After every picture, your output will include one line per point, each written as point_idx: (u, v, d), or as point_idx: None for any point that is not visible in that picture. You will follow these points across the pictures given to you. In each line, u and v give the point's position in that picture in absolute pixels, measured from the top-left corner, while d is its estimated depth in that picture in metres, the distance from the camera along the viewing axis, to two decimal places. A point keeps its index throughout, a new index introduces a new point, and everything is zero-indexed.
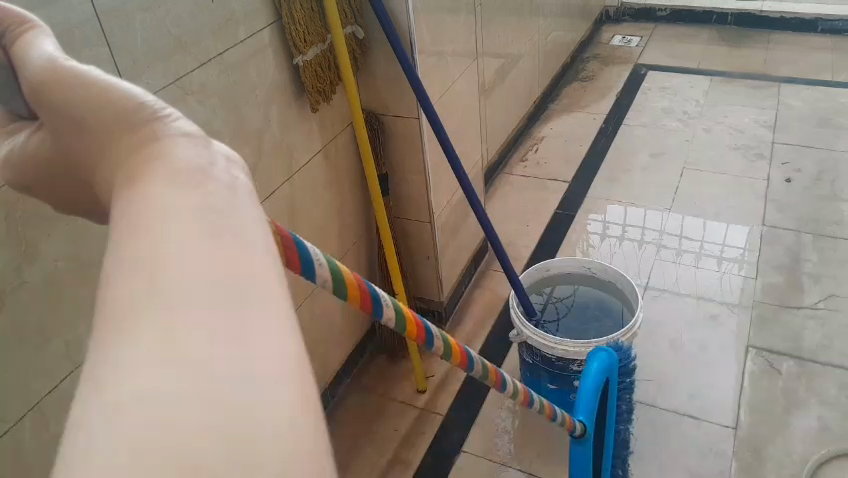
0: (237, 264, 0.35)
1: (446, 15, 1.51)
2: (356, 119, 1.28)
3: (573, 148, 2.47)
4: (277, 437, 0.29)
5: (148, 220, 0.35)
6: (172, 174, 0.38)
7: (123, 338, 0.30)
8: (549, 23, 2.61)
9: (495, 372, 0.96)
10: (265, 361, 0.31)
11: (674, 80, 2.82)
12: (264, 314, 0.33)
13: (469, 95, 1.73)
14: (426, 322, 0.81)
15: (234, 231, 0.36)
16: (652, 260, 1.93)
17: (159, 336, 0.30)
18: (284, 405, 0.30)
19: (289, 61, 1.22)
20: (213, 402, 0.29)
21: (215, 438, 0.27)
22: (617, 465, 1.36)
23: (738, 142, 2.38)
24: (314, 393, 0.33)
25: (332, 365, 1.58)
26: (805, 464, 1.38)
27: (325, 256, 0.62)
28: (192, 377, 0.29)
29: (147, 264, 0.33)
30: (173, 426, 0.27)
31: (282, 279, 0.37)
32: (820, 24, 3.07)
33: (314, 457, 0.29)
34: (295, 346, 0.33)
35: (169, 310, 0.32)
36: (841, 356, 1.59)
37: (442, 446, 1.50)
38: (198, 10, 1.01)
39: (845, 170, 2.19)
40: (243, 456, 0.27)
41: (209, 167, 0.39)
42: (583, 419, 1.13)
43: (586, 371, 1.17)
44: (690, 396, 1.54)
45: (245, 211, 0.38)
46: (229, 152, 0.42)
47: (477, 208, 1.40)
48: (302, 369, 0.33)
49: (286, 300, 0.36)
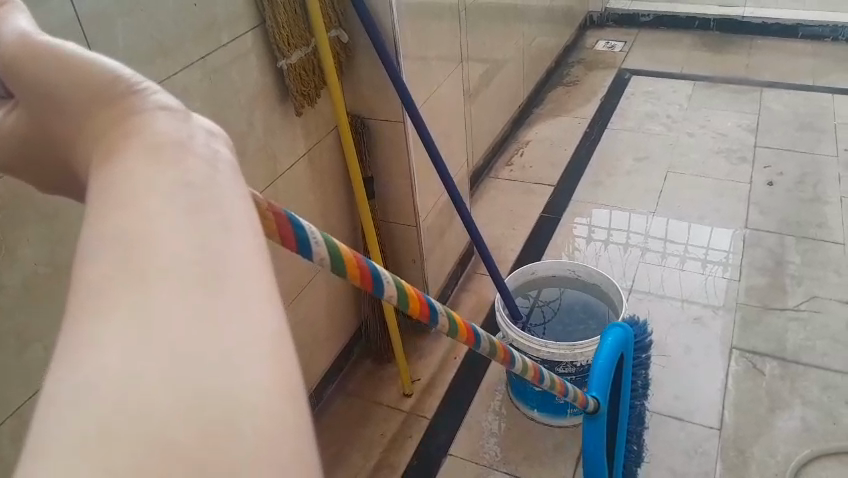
0: (216, 241, 0.34)
1: (430, 19, 1.51)
2: (341, 123, 1.28)
3: (558, 151, 2.48)
4: (254, 417, 0.29)
5: (126, 198, 0.35)
6: (151, 148, 0.37)
7: (100, 317, 0.30)
8: (534, 29, 2.63)
9: (503, 349, 0.96)
10: (242, 339, 0.31)
11: (658, 85, 2.84)
12: (243, 289, 0.33)
13: (455, 99, 1.74)
14: (430, 298, 0.80)
15: (215, 208, 0.36)
16: (637, 263, 1.94)
17: (135, 313, 0.30)
18: (262, 384, 0.30)
19: (273, 64, 1.21)
20: (187, 381, 0.28)
21: (189, 418, 0.27)
22: (632, 441, 1.34)
23: (721, 146, 2.40)
24: (296, 371, 0.33)
25: (318, 369, 1.57)
26: (789, 464, 1.39)
27: (322, 234, 0.61)
28: (168, 355, 0.29)
29: (126, 241, 0.33)
30: (146, 408, 0.27)
31: (265, 255, 0.37)
32: (802, 29, 3.10)
33: (292, 435, 0.29)
34: (276, 322, 0.33)
35: (146, 288, 0.31)
36: (823, 357, 1.61)
37: (427, 450, 1.50)
38: (181, 13, 1.01)
39: (826, 173, 2.22)
40: (218, 436, 0.27)
41: (188, 141, 0.39)
42: (597, 394, 1.14)
43: (602, 344, 1.20)
44: (676, 397, 1.55)
45: (226, 188, 0.38)
46: (210, 126, 0.42)
47: (462, 210, 1.40)
48: (281, 343, 0.32)
49: (267, 275, 0.35)
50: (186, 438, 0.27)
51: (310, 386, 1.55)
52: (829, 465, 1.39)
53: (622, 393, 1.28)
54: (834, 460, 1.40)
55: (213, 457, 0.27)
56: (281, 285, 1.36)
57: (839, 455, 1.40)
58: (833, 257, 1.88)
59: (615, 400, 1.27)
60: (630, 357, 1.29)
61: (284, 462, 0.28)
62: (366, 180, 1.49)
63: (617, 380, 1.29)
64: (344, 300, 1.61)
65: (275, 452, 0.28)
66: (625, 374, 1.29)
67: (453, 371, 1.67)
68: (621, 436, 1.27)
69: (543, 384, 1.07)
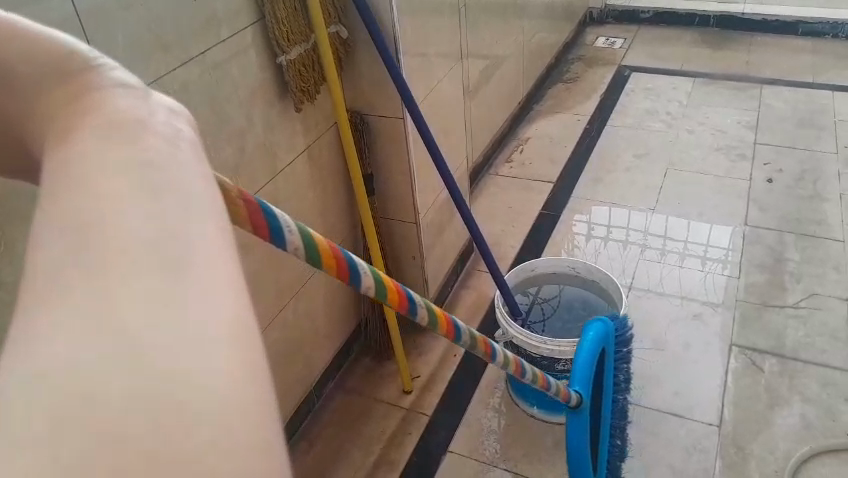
0: (178, 244, 0.27)
1: (430, 16, 1.51)
2: (340, 119, 1.28)
3: (558, 148, 2.48)
4: (221, 437, 0.22)
5: (73, 176, 0.28)
6: (103, 134, 0.30)
7: (32, 324, 0.23)
8: (534, 25, 2.62)
9: (484, 341, 0.94)
10: (209, 344, 0.24)
11: (658, 81, 2.84)
12: (209, 289, 0.26)
13: (454, 96, 1.74)
14: (408, 290, 0.78)
15: (179, 188, 0.29)
16: (636, 260, 1.94)
17: (76, 319, 0.23)
18: (230, 400, 0.23)
19: (272, 60, 1.21)
20: (142, 390, 0.22)
21: (142, 433, 0.21)
22: (615, 436, 1.34)
23: (721, 143, 2.40)
24: (276, 407, 0.25)
25: (318, 366, 1.57)
26: (788, 461, 1.39)
27: (295, 223, 0.58)
28: (118, 363, 0.22)
29: (72, 226, 0.26)
30: (94, 401, 0.21)
31: (236, 250, 0.29)
32: (801, 26, 3.10)
33: (265, 463, 0.22)
34: (250, 330, 0.26)
35: (96, 280, 0.25)
36: (822, 354, 1.61)
37: (427, 446, 1.50)
38: (179, 8, 1.00)
39: (826, 169, 2.22)
40: (181, 448, 0.21)
41: (148, 118, 0.31)
42: (579, 389, 1.14)
43: (583, 338, 1.19)
44: (675, 393, 1.55)
45: (191, 167, 0.31)
46: (174, 104, 0.34)
47: (461, 207, 1.40)
48: (256, 353, 0.25)
49: (241, 273, 0.28)
50: (140, 449, 0.21)
51: (310, 383, 1.55)
52: (828, 462, 1.39)
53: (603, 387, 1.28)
54: (833, 457, 1.40)
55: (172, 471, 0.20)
56: (281, 282, 1.36)
57: (838, 451, 1.40)
58: (833, 254, 1.88)
59: (598, 392, 1.28)
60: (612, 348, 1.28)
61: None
62: (366, 176, 1.49)
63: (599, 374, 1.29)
64: (343, 297, 1.61)
65: None
66: (607, 368, 1.29)
67: (452, 368, 1.67)
68: (604, 430, 1.28)
69: (525, 377, 1.06)
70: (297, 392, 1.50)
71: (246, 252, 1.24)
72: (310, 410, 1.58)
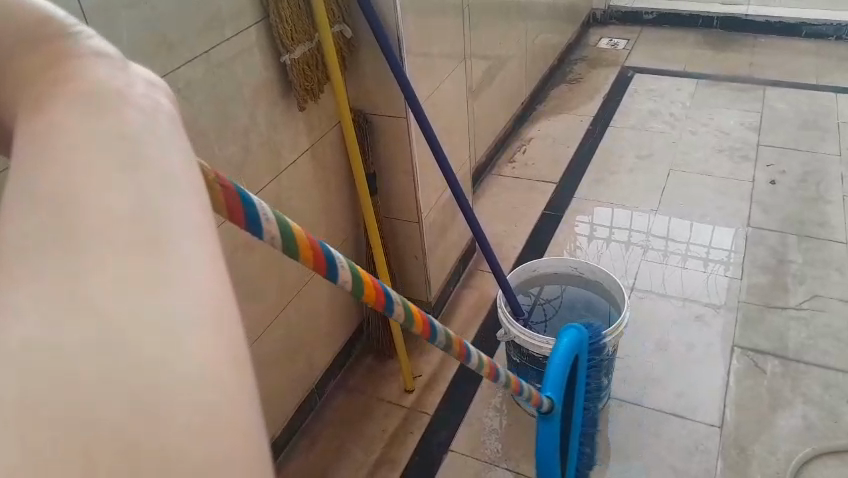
0: (154, 204, 0.29)
1: (433, 16, 1.51)
2: (344, 118, 1.28)
3: (560, 148, 2.48)
4: (194, 388, 0.24)
5: (51, 148, 0.29)
6: (82, 100, 0.31)
7: (13, 283, 0.25)
8: (537, 25, 2.62)
9: (460, 342, 0.93)
10: (179, 302, 0.26)
11: (661, 83, 2.83)
12: (182, 249, 0.28)
13: (457, 96, 1.74)
14: (386, 287, 0.77)
15: (155, 157, 0.31)
16: (638, 261, 1.94)
17: (56, 280, 0.25)
18: (200, 357, 0.24)
19: (276, 59, 1.21)
20: (116, 348, 0.23)
21: (119, 394, 0.23)
22: (584, 443, 1.38)
23: (724, 144, 2.40)
24: (246, 354, 0.27)
25: (320, 365, 1.57)
26: (789, 462, 1.39)
27: (272, 210, 0.58)
28: (90, 324, 0.24)
29: (48, 196, 0.28)
30: (69, 380, 0.22)
31: (209, 213, 0.31)
32: (805, 28, 3.10)
33: (235, 410, 0.24)
34: (219, 285, 0.28)
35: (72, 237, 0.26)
36: (824, 356, 1.61)
37: (428, 445, 1.50)
38: (184, 7, 1.01)
39: (829, 171, 2.21)
40: (153, 415, 0.23)
41: (126, 89, 0.33)
42: (552, 395, 1.13)
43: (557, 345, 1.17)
44: (677, 394, 1.55)
45: (167, 136, 0.32)
46: (150, 77, 0.36)
47: (464, 207, 1.40)
48: (225, 306, 0.27)
49: (214, 234, 0.30)
50: (113, 417, 0.22)
51: (312, 382, 1.55)
52: (831, 464, 1.38)
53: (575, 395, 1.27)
54: (835, 459, 1.39)
55: (145, 442, 0.22)
56: (284, 280, 1.36)
57: (840, 453, 1.40)
58: (836, 256, 1.88)
59: (569, 399, 1.28)
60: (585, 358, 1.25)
61: (228, 444, 0.23)
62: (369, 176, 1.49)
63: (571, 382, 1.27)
64: (346, 296, 1.62)
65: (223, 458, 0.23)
66: (579, 378, 1.27)
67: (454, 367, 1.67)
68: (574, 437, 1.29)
69: (499, 382, 1.06)
70: (299, 391, 1.51)
71: (249, 251, 1.25)
72: (312, 408, 1.58)
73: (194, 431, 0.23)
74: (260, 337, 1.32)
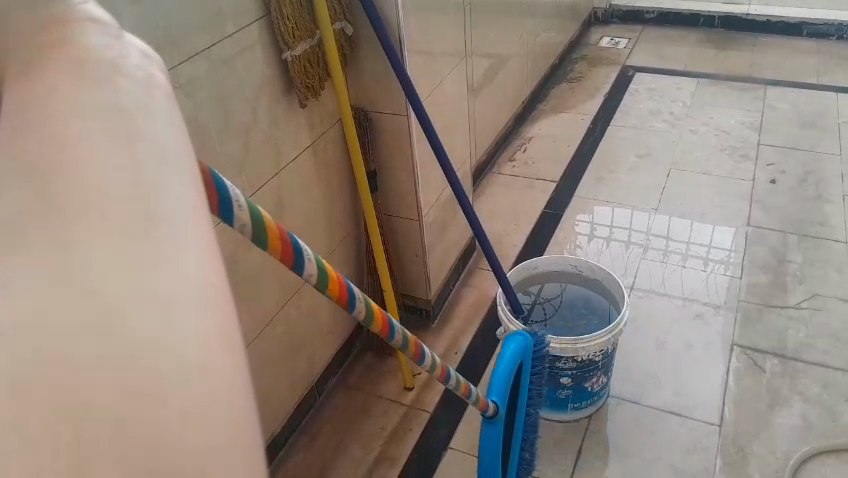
0: (149, 173, 0.31)
1: (434, 13, 1.51)
2: (345, 115, 1.28)
3: (561, 147, 2.48)
4: (188, 379, 0.26)
5: (52, 112, 0.32)
6: (78, 66, 0.34)
7: (19, 239, 0.27)
8: (538, 24, 2.62)
9: (416, 344, 0.94)
10: (173, 282, 0.28)
11: (661, 82, 2.83)
12: (175, 227, 0.30)
13: (458, 95, 1.74)
14: (350, 285, 0.77)
15: (148, 132, 0.33)
16: (638, 260, 1.94)
17: (51, 250, 0.27)
18: (194, 340, 0.26)
19: (277, 56, 1.21)
20: (110, 333, 0.25)
21: (109, 379, 0.24)
22: (526, 449, 1.34)
23: (724, 144, 2.40)
24: (243, 352, 0.29)
25: (320, 362, 1.57)
26: (788, 461, 1.39)
27: (245, 198, 0.58)
28: (86, 305, 0.26)
29: (40, 168, 0.30)
30: (59, 361, 0.24)
31: (200, 188, 0.33)
32: (806, 27, 3.09)
33: (234, 396, 0.27)
34: (210, 255, 0.30)
35: (72, 199, 0.29)
36: (824, 355, 1.61)
37: (428, 443, 1.50)
38: (186, 4, 1.00)
39: (829, 171, 2.21)
40: (149, 406, 0.24)
41: (120, 59, 0.35)
42: (496, 399, 1.13)
43: (501, 355, 1.20)
44: (676, 394, 1.55)
45: (160, 110, 0.34)
46: (145, 50, 0.38)
47: (466, 207, 1.40)
48: (221, 294, 0.29)
49: (205, 212, 0.32)
50: (105, 400, 0.24)
51: (311, 380, 1.55)
52: (828, 463, 1.39)
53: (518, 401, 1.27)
54: (833, 457, 1.40)
55: (137, 424, 0.24)
56: (284, 279, 1.37)
57: (838, 452, 1.41)
58: (835, 255, 1.88)
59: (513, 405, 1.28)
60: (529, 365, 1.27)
61: (216, 432, 0.25)
62: (370, 175, 1.49)
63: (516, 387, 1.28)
64: None
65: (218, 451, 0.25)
66: (523, 384, 1.28)
67: (454, 365, 1.67)
68: (516, 442, 1.27)
69: (449, 383, 1.04)
70: (299, 388, 1.51)
71: (250, 249, 1.25)
72: (311, 406, 1.58)
73: (187, 421, 0.25)
74: (260, 334, 1.33)
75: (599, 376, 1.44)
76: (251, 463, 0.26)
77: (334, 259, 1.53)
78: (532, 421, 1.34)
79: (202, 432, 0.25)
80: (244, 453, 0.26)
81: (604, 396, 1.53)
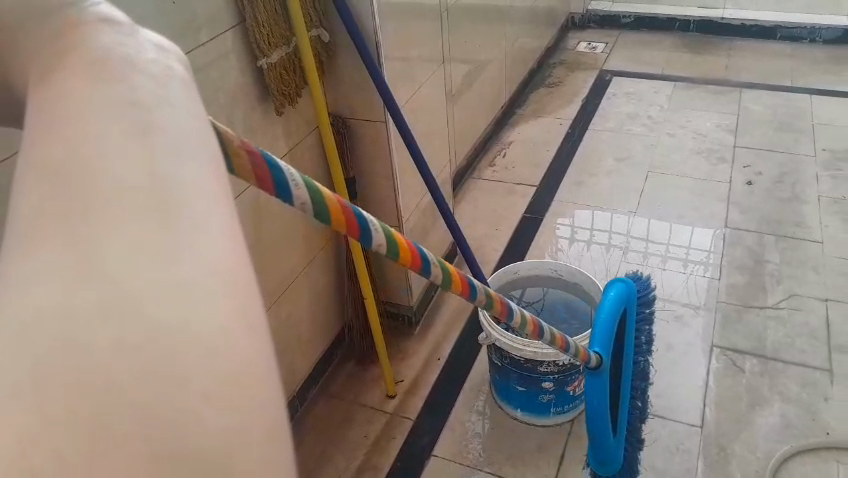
0: (169, 170, 0.28)
1: (411, 20, 1.51)
2: (321, 123, 1.27)
3: (540, 152, 2.49)
4: (207, 362, 0.24)
5: (62, 118, 0.28)
6: (91, 67, 0.30)
7: (37, 256, 0.25)
8: (517, 30, 2.64)
9: (501, 302, 0.94)
10: (191, 267, 0.26)
11: (638, 86, 2.86)
12: (193, 220, 0.27)
13: (437, 102, 1.74)
14: (422, 249, 0.76)
15: (164, 125, 0.29)
16: (618, 262, 1.95)
17: (70, 247, 0.25)
18: (213, 322, 0.25)
19: (252, 63, 1.20)
20: (127, 318, 0.24)
21: (129, 361, 0.23)
22: (637, 397, 1.39)
23: (701, 146, 2.42)
24: (267, 347, 0.27)
25: (301, 370, 1.56)
26: (769, 460, 1.40)
27: (302, 177, 0.56)
28: (99, 293, 0.24)
29: (54, 168, 0.27)
30: (78, 351, 0.23)
31: (221, 177, 0.30)
32: (780, 31, 3.14)
33: (254, 362, 0.26)
34: (234, 260, 0.27)
35: (93, 211, 0.26)
36: (801, 354, 1.63)
37: (411, 450, 1.49)
38: (158, 8, 0.99)
39: (804, 172, 2.25)
40: (166, 386, 0.23)
41: (135, 56, 0.31)
42: (599, 350, 1.17)
43: (604, 299, 1.25)
44: (656, 396, 1.56)
45: (178, 99, 0.31)
46: (163, 42, 0.34)
47: (446, 212, 1.40)
48: (242, 267, 0.28)
49: (231, 203, 0.30)
50: (127, 381, 0.23)
51: (292, 389, 1.54)
52: (808, 461, 1.40)
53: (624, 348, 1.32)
54: (812, 456, 1.41)
55: (163, 406, 0.23)
56: (262, 287, 1.36)
57: (818, 451, 1.42)
58: (811, 255, 1.91)
59: (618, 352, 1.32)
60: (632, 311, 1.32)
61: (232, 412, 0.24)
62: (348, 182, 1.48)
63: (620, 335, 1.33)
64: (326, 302, 1.61)
65: (244, 441, 0.24)
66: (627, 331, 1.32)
67: (435, 373, 1.66)
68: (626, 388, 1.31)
69: (544, 338, 1.06)
70: None
71: None
72: (294, 414, 1.58)
73: (209, 401, 0.24)
74: None
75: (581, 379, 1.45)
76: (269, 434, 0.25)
77: (312, 268, 1.52)
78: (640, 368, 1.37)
79: (218, 412, 0.24)
80: (262, 421, 0.25)
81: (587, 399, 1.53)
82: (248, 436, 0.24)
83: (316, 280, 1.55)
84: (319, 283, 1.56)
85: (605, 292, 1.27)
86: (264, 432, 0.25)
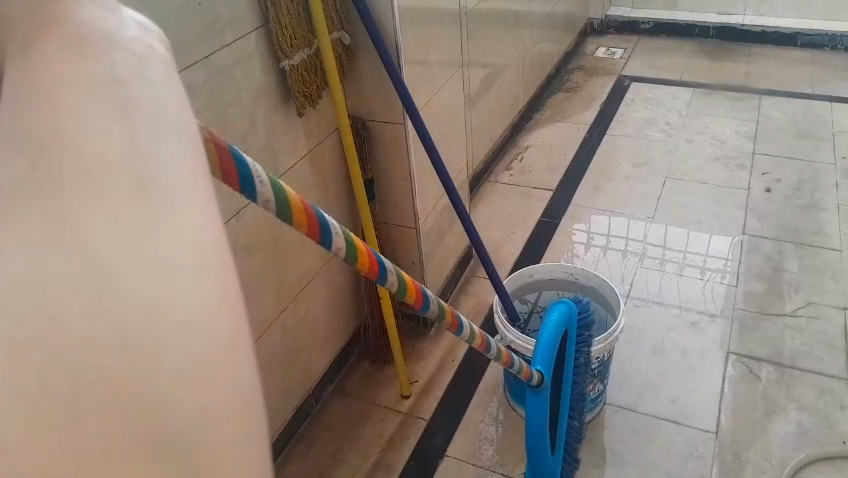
0: (147, 148, 0.32)
1: (431, 23, 1.52)
2: (341, 124, 1.28)
3: (557, 156, 2.49)
4: (183, 351, 0.29)
5: (43, 88, 0.32)
6: (69, 39, 0.34)
7: (21, 227, 0.29)
8: (535, 34, 2.64)
9: (452, 313, 0.94)
10: (167, 241, 0.30)
11: (657, 91, 2.85)
12: (170, 199, 0.31)
13: (455, 104, 1.75)
14: (380, 255, 0.77)
15: (144, 103, 0.34)
16: (635, 268, 1.95)
17: (50, 212, 0.29)
18: (196, 305, 0.30)
19: (275, 65, 1.22)
20: (102, 297, 0.28)
21: (107, 345, 0.27)
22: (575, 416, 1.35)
23: (719, 153, 2.41)
24: (244, 319, 0.32)
25: (316, 369, 1.57)
26: (784, 468, 1.40)
27: (268, 175, 0.59)
28: (79, 267, 0.28)
29: (42, 139, 0.31)
30: (58, 327, 0.27)
31: (199, 157, 0.35)
32: (801, 38, 3.13)
33: (231, 356, 0.30)
34: (213, 229, 0.32)
35: (78, 180, 0.30)
36: (821, 362, 1.61)
37: (424, 449, 1.50)
38: (185, 12, 1.01)
39: (824, 180, 2.23)
40: (142, 369, 0.28)
41: (117, 32, 0.36)
42: (541, 368, 1.13)
43: (546, 319, 1.19)
44: (672, 401, 1.56)
45: (157, 80, 0.36)
46: (144, 21, 0.39)
47: (463, 215, 1.40)
48: (225, 257, 0.32)
49: (206, 179, 0.34)
50: (106, 365, 0.27)
51: (309, 387, 1.56)
52: (824, 470, 1.39)
53: (564, 370, 1.26)
54: (829, 465, 1.40)
55: (137, 387, 0.28)
56: (281, 286, 1.38)
57: (835, 460, 1.41)
58: (831, 263, 1.89)
59: (559, 374, 1.27)
60: (574, 333, 1.25)
61: (221, 403, 0.29)
62: (367, 183, 1.49)
63: (561, 355, 1.27)
64: (343, 302, 1.62)
65: (216, 419, 0.29)
66: (568, 352, 1.26)
67: (449, 374, 1.67)
68: (564, 409, 1.27)
69: (490, 353, 1.06)
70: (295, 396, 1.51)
71: (246, 255, 1.25)
72: (308, 413, 1.58)
73: (182, 382, 0.28)
74: (259, 339, 1.33)
75: (596, 383, 1.44)
76: (247, 423, 0.30)
77: (329, 268, 1.53)
78: (579, 388, 1.34)
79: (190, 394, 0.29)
80: (236, 405, 0.30)
81: (601, 402, 1.52)
82: (222, 420, 0.29)
83: (333, 280, 1.56)
84: (336, 282, 1.57)
85: (548, 313, 1.21)
86: (239, 419, 0.30)
